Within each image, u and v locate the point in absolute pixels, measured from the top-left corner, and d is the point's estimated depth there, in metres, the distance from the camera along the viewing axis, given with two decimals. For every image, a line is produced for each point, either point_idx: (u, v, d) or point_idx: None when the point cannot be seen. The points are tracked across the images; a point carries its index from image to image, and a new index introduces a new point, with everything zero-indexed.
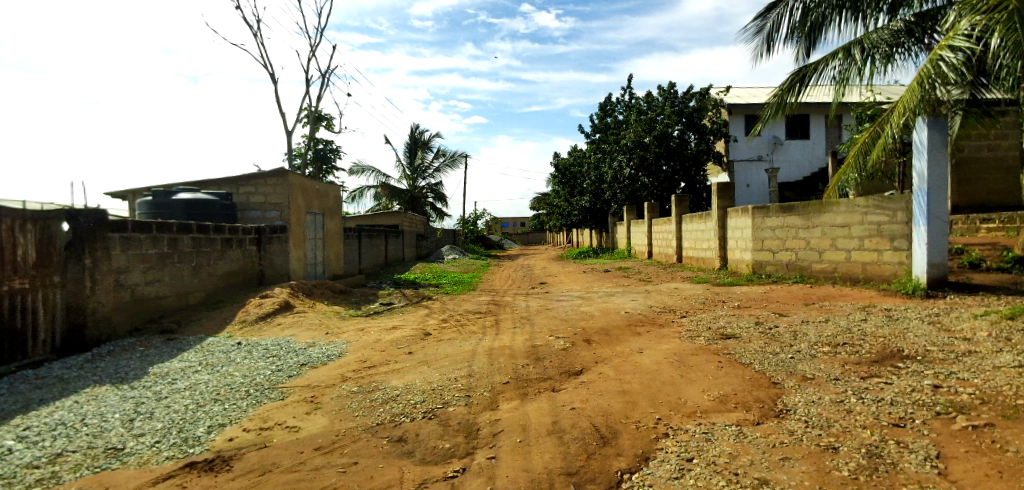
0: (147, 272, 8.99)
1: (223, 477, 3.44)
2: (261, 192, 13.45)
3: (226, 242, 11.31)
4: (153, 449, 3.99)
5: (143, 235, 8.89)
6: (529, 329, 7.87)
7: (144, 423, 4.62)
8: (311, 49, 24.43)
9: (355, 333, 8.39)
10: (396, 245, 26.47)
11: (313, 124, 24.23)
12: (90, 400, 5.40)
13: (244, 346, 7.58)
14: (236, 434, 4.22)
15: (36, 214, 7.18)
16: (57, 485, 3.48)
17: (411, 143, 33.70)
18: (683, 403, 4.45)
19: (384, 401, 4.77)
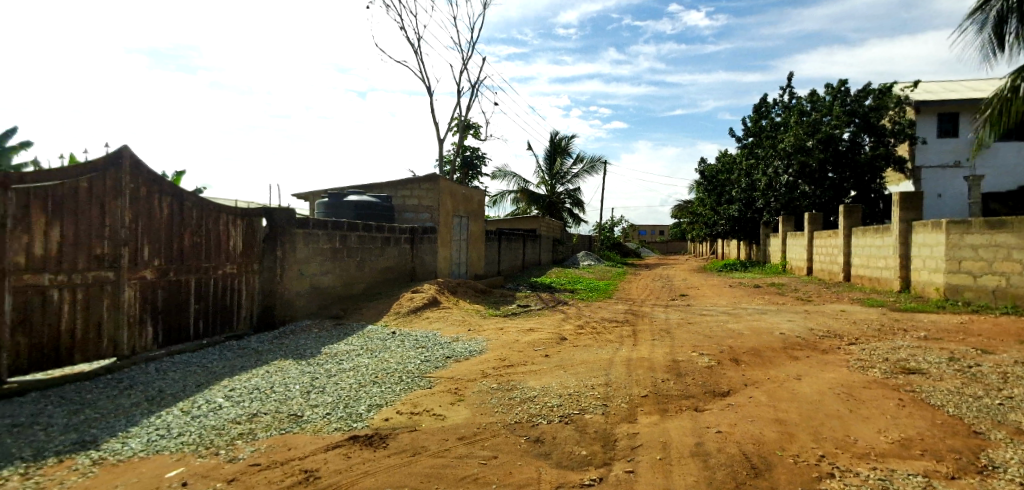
0: (323, 263, 10.29)
1: (380, 452, 3.79)
2: (416, 196, 14.66)
3: (385, 240, 12.51)
4: (324, 420, 4.54)
5: (321, 231, 10.18)
6: (669, 342, 7.54)
7: (318, 395, 5.29)
8: (464, 63, 26.16)
9: (495, 332, 8.75)
10: (534, 249, 27.12)
11: (463, 132, 25.86)
12: (277, 371, 6.33)
13: (397, 336, 8.31)
14: (390, 415, 4.63)
15: (244, 211, 8.59)
16: (253, 441, 4.12)
17: (551, 149, 34.25)
18: (853, 442, 3.92)
19: (522, 400, 4.90)
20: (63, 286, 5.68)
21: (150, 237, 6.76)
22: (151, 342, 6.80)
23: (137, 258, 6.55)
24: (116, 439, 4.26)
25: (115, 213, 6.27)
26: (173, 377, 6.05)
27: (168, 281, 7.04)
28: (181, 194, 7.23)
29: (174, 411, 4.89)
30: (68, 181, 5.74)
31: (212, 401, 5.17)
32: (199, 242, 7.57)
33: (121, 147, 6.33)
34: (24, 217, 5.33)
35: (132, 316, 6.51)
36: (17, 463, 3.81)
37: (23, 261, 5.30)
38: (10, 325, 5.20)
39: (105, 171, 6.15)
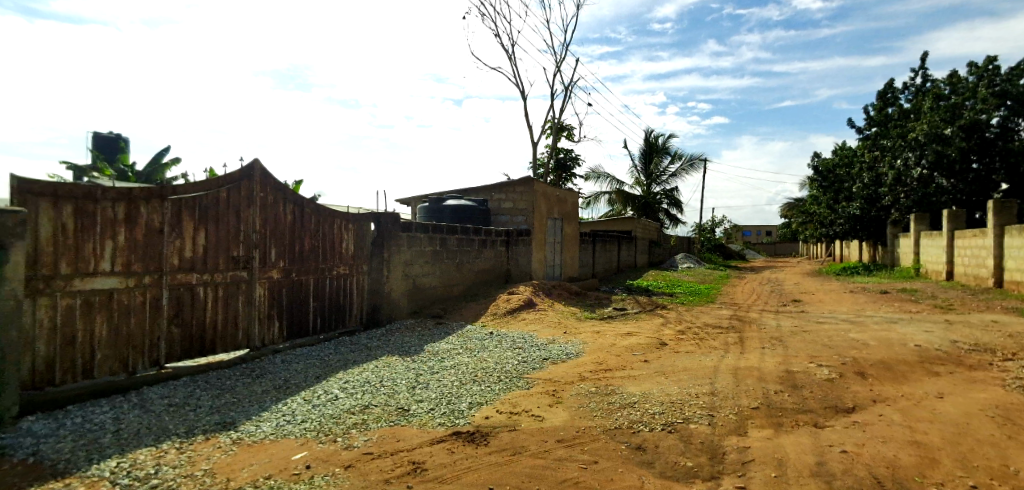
0: (424, 265, 10.77)
1: (482, 449, 3.89)
2: (511, 199, 14.92)
3: (482, 243, 12.84)
4: (429, 415, 4.75)
5: (423, 235, 10.66)
6: (781, 351, 7.01)
7: (422, 391, 5.54)
8: (557, 65, 26.21)
9: (592, 335, 8.65)
10: (629, 251, 26.52)
11: (556, 134, 25.92)
12: (385, 366, 6.72)
13: (495, 336, 8.50)
14: (491, 413, 4.74)
15: (354, 216, 9.21)
16: (366, 431, 4.40)
17: (647, 149, 33.26)
18: (1013, 474, 3.39)
19: (621, 406, 4.79)
20: (207, 284, 6.46)
21: (276, 241, 7.48)
22: (278, 335, 7.53)
23: (266, 260, 7.27)
24: (251, 422, 4.76)
25: (248, 220, 7.00)
26: (296, 368, 6.65)
27: (291, 281, 7.74)
28: (301, 201, 7.91)
29: (297, 400, 5.37)
30: (211, 191, 6.50)
31: (329, 392, 5.60)
32: (316, 245, 8.24)
33: (252, 160, 7.05)
34: (178, 223, 6.11)
35: (262, 312, 7.24)
36: (173, 438, 4.39)
37: (177, 262, 6.09)
38: (167, 317, 5.99)
39: (239, 182, 6.88)
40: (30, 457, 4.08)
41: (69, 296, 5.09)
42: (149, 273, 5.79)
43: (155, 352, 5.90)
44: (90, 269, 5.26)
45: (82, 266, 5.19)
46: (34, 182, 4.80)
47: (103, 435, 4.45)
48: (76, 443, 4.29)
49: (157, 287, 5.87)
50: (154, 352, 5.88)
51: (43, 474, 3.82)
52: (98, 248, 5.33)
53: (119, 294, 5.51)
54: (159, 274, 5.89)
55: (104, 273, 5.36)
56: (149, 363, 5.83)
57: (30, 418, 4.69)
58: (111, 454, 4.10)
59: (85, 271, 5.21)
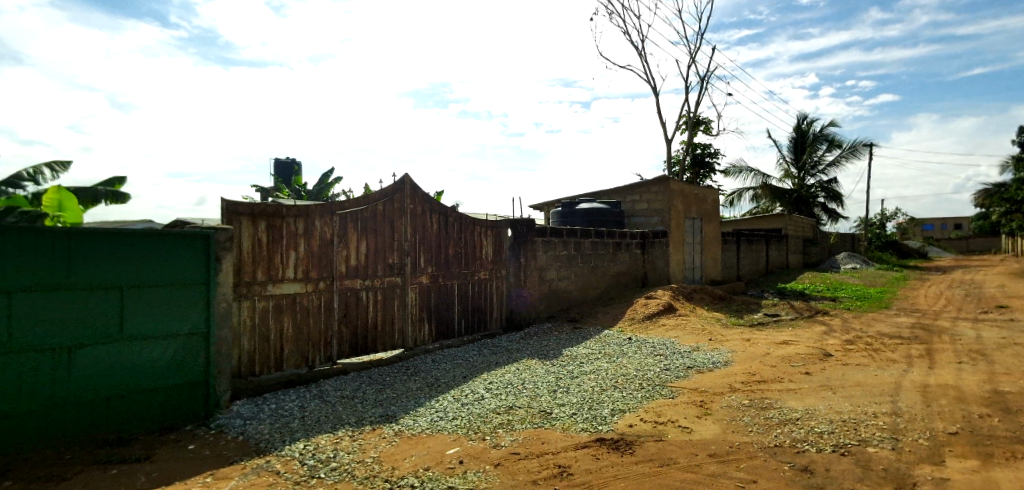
0: (560, 269, 10.88)
1: (628, 458, 3.81)
2: (646, 200, 14.50)
3: (617, 246, 12.63)
4: (572, 419, 4.77)
5: (558, 239, 10.78)
6: (986, 368, 5.89)
7: (563, 395, 5.59)
8: (691, 57, 24.94)
9: (741, 343, 8.05)
10: (779, 251, 24.24)
11: (692, 130, 24.65)
12: (526, 369, 6.91)
13: (635, 342, 8.29)
14: (635, 422, 4.63)
15: (493, 223, 9.62)
16: (512, 431, 4.56)
17: (798, 138, 30.23)
18: None
19: (781, 422, 4.38)
20: (369, 289, 7.19)
21: (425, 248, 8.08)
22: (428, 337, 8.13)
23: (416, 267, 7.90)
24: (409, 416, 5.19)
25: (400, 230, 7.66)
26: (445, 367, 7.12)
27: (438, 286, 8.31)
28: (446, 211, 8.45)
29: (448, 398, 5.73)
30: (370, 205, 7.23)
31: (476, 392, 5.89)
32: (459, 252, 8.75)
33: (403, 175, 7.70)
34: (344, 235, 6.89)
35: (414, 315, 7.87)
36: (346, 427, 4.95)
37: (344, 270, 6.87)
38: (338, 319, 6.79)
39: (393, 196, 7.56)
40: (240, 435, 4.89)
41: (264, 299, 6.00)
42: (323, 279, 6.61)
43: (329, 349, 6.71)
44: (279, 276, 6.14)
45: (272, 274, 6.09)
46: (238, 204, 5.74)
47: (292, 420, 5.16)
48: (273, 425, 5.04)
49: (329, 292, 6.68)
50: (328, 349, 6.69)
51: (251, 450, 4.54)
52: (285, 258, 6.21)
53: (301, 298, 6.36)
54: (331, 280, 6.69)
55: (289, 280, 6.23)
56: (324, 359, 6.65)
57: (239, 402, 5.61)
58: (299, 437, 4.74)
59: (275, 278, 6.10)
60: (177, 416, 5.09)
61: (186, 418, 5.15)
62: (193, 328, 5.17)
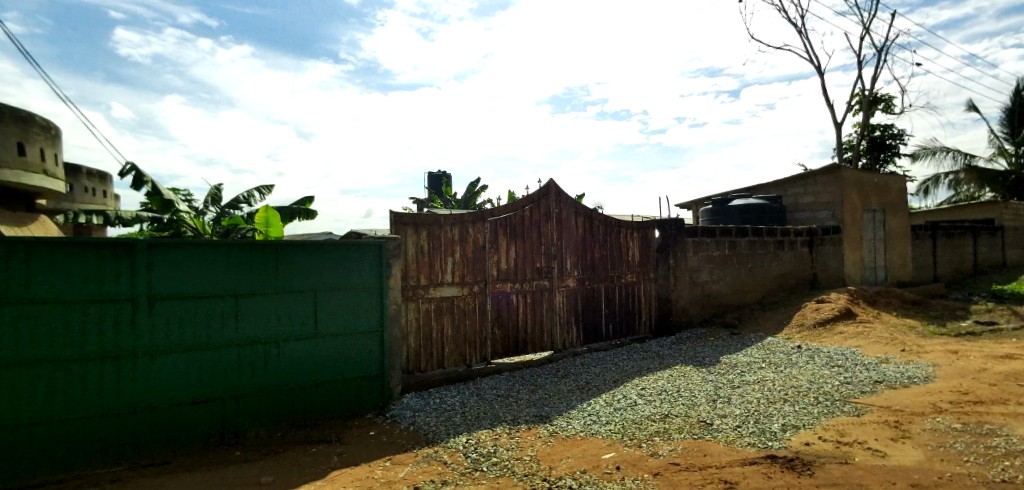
0: (713, 271, 10.23)
1: (807, 480, 3.44)
2: (812, 192, 13.00)
3: (779, 245, 11.51)
4: (736, 432, 4.45)
5: (711, 239, 10.14)
6: None
7: (725, 406, 5.24)
8: (865, 26, 21.87)
9: (945, 355, 6.82)
10: (992, 245, 20.11)
11: (868, 109, 21.56)
12: (680, 376, 6.61)
13: (806, 351, 7.47)
14: (812, 440, 4.16)
15: (640, 224, 9.37)
16: (669, 440, 4.38)
17: (1014, 108, 24.96)
18: None
19: (1010, 453, 3.62)
20: (519, 292, 7.45)
21: (571, 252, 8.15)
22: (576, 340, 8.19)
23: (563, 270, 8.01)
24: (562, 418, 5.26)
25: (547, 234, 7.83)
26: (595, 371, 7.12)
27: (585, 289, 8.33)
28: (591, 214, 8.44)
29: (600, 402, 5.72)
30: (518, 211, 7.50)
31: (629, 397, 5.82)
32: (605, 255, 8.68)
33: (548, 180, 7.86)
34: (495, 241, 7.23)
35: (562, 318, 7.98)
36: (504, 424, 5.19)
37: (496, 274, 7.21)
38: (492, 320, 7.14)
39: (539, 201, 7.75)
40: (411, 425, 5.38)
41: (427, 302, 6.54)
42: (477, 283, 7.00)
43: (484, 349, 7.08)
44: (439, 281, 6.65)
45: (433, 278, 6.61)
46: (403, 215, 6.34)
47: (455, 414, 5.55)
48: (438, 418, 5.47)
49: (483, 295, 7.06)
50: (483, 349, 7.07)
51: (421, 440, 4.98)
52: (443, 264, 6.70)
53: (458, 300, 6.81)
54: (484, 283, 7.07)
55: (447, 284, 6.71)
56: (480, 358, 7.04)
57: (409, 395, 6.18)
58: (462, 431, 5.08)
59: (436, 282, 6.61)
60: (359, 405, 5.76)
61: (366, 407, 5.81)
62: (368, 327, 5.79)
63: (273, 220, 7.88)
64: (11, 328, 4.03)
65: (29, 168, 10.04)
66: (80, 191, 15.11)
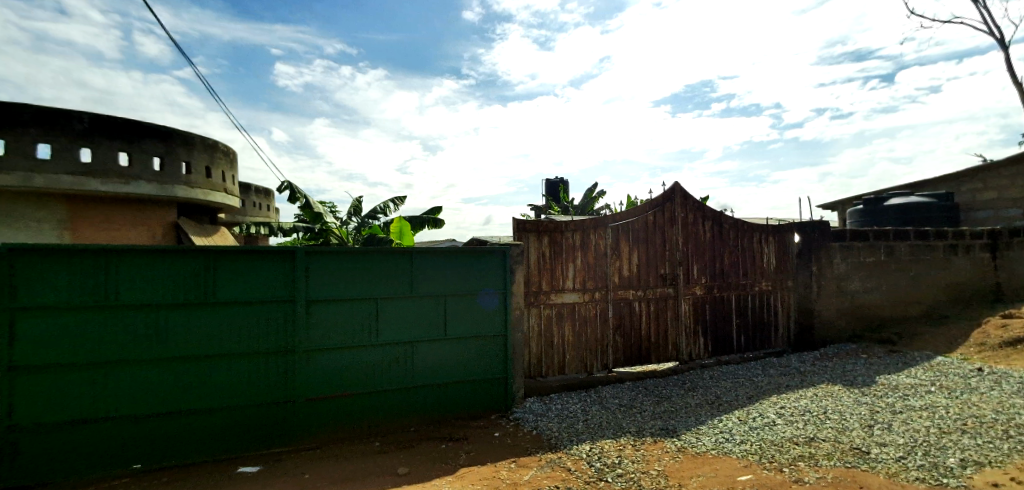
0: (866, 279, 9.10)
1: None
2: (995, 187, 11.04)
3: (950, 249, 9.93)
4: (899, 464, 3.93)
5: (862, 243, 9.04)
6: None
7: (884, 433, 4.64)
8: None
9: None
10: None
11: None
12: (826, 397, 6.01)
13: (989, 374, 6.35)
14: (1001, 481, 3.55)
15: (777, 227, 8.63)
16: (816, 467, 3.97)
17: None
18: None
19: None
20: (642, 299, 7.24)
21: (698, 258, 7.75)
22: (704, 351, 7.76)
23: (689, 277, 7.64)
24: (691, 433, 5.08)
25: (672, 240, 7.53)
26: (725, 386, 6.70)
27: (713, 297, 7.87)
28: (720, 218, 7.95)
29: (733, 419, 5.44)
30: (640, 216, 7.31)
31: (766, 416, 5.48)
32: (736, 261, 8.13)
33: (672, 184, 7.56)
34: (617, 247, 7.11)
35: (688, 327, 7.61)
36: (628, 435, 5.09)
37: (618, 280, 7.08)
38: (613, 328, 7.02)
39: (663, 206, 7.49)
40: (534, 429, 5.46)
41: (549, 307, 6.60)
42: (598, 290, 6.93)
43: (605, 357, 6.98)
44: (560, 287, 6.69)
45: (555, 284, 6.66)
46: (526, 222, 6.48)
47: (577, 422, 5.54)
48: (561, 424, 5.49)
49: (604, 302, 6.97)
50: (604, 357, 6.97)
51: (544, 444, 5.04)
52: (565, 270, 6.73)
53: (579, 307, 6.80)
54: (605, 290, 6.98)
55: (569, 290, 6.73)
56: (601, 366, 6.95)
57: (531, 399, 6.29)
58: (585, 439, 5.06)
59: (557, 288, 6.66)
60: (484, 406, 5.97)
61: (491, 409, 6.01)
62: (494, 331, 6.01)
63: (406, 228, 8.49)
64: (203, 323, 4.78)
65: (214, 187, 11.88)
66: (250, 206, 17.55)
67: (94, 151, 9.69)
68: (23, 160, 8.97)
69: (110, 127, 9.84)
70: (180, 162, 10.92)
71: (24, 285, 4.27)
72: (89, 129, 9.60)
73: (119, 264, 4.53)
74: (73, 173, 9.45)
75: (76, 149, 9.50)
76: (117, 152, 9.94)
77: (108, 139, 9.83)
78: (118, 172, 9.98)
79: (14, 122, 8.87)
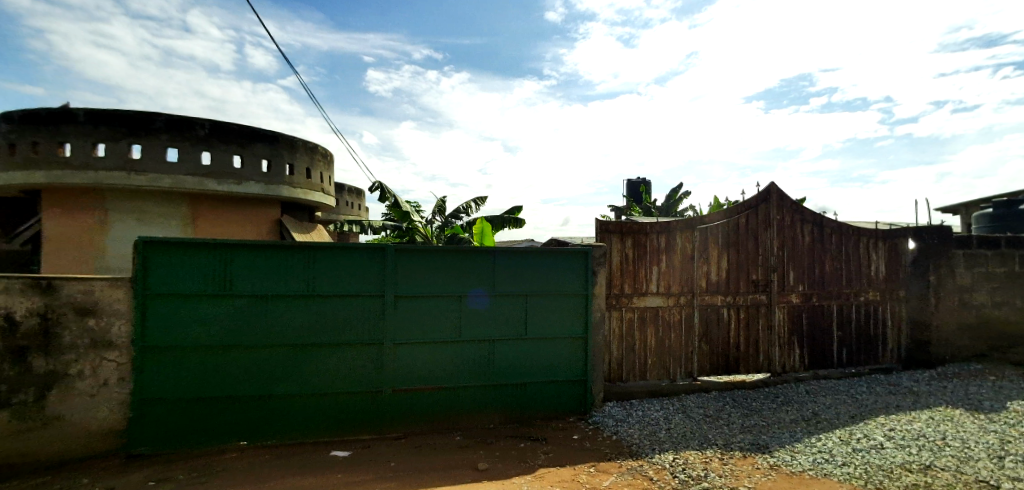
0: (996, 292, 8.08)
1: None
2: None
3: None
4: None
5: (992, 252, 8.04)
6: None
7: (1018, 466, 4.26)
8: None
9: None
10: None
11: None
12: (944, 420, 5.52)
13: None
14: None
15: (888, 232, 7.87)
16: None
17: None
18: None
19: None
20: (731, 306, 6.89)
21: (795, 264, 7.25)
22: (799, 363, 7.25)
23: (784, 284, 7.17)
24: (785, 450, 4.80)
25: (766, 244, 7.10)
26: (824, 402, 6.22)
27: (811, 306, 7.33)
28: (821, 221, 7.38)
29: (834, 438, 5.08)
30: (732, 218, 6.96)
31: (873, 437, 5.07)
32: (839, 268, 7.51)
33: (768, 184, 7.13)
34: (705, 250, 6.80)
35: (782, 338, 7.14)
36: (715, 447, 4.90)
37: (705, 285, 6.78)
38: (699, 335, 6.72)
39: (757, 207, 7.07)
40: (614, 435, 5.37)
41: (631, 311, 6.45)
42: (684, 294, 6.67)
43: (690, 365, 6.70)
44: (644, 290, 6.51)
45: (638, 287, 6.49)
46: (609, 223, 6.37)
47: (660, 430, 5.37)
48: (642, 431, 5.35)
49: (690, 307, 6.70)
50: (689, 364, 6.69)
51: (625, 451, 4.95)
52: (649, 273, 6.54)
53: (663, 311, 6.58)
54: (691, 295, 6.70)
55: (652, 293, 6.53)
56: (685, 374, 6.68)
57: (610, 403, 6.18)
58: (669, 448, 4.92)
59: (640, 292, 6.49)
60: (563, 408, 5.94)
61: (569, 411, 5.96)
62: (574, 333, 5.97)
63: (487, 228, 8.63)
64: (302, 313, 5.13)
65: (313, 187, 12.73)
66: (343, 205, 18.67)
67: (212, 154, 10.71)
68: (155, 163, 10.22)
69: (227, 133, 10.82)
70: (284, 164, 11.79)
71: (156, 274, 4.80)
72: (209, 135, 10.63)
73: (232, 257, 4.97)
74: (195, 174, 10.53)
75: (198, 153, 10.56)
76: (231, 155, 10.92)
77: (225, 143, 10.82)
78: (232, 174, 10.96)
79: (149, 130, 10.15)
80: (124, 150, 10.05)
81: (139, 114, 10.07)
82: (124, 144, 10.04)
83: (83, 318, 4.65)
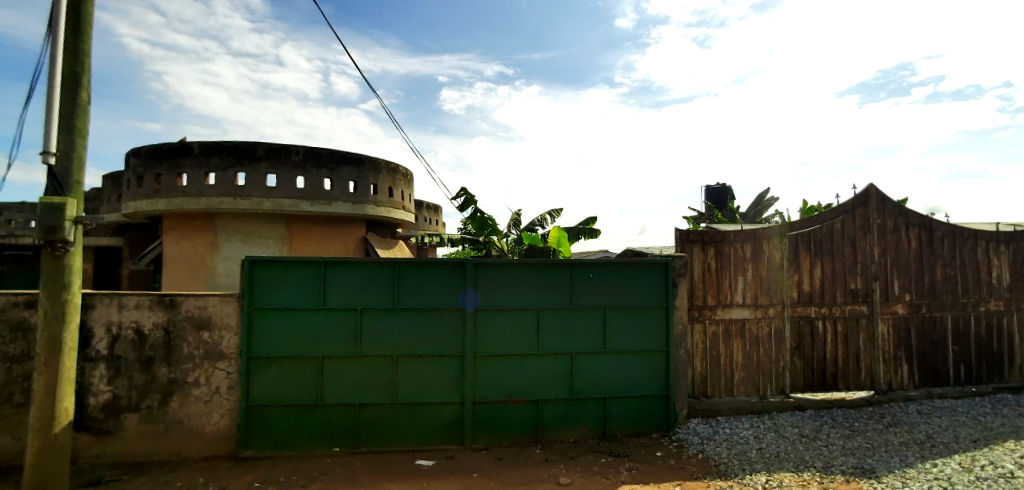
0: None
1: None
2: None
3: None
4: None
5: None
6: None
7: None
8: None
9: None
10: None
11: None
12: None
13: None
14: None
15: (1012, 235, 7.08)
16: None
17: None
18: None
19: None
20: (827, 318, 6.44)
21: (900, 272, 6.66)
22: (908, 380, 6.63)
23: (888, 294, 6.61)
24: (895, 475, 4.41)
25: (865, 251, 6.59)
26: (940, 424, 5.64)
27: (921, 318, 6.69)
28: (930, 225, 6.76)
29: (953, 464, 4.60)
30: (825, 224, 6.53)
31: (1001, 465, 4.53)
32: (953, 275, 6.82)
33: (867, 185, 6.64)
34: (795, 259, 6.42)
35: (887, 352, 6.57)
36: (812, 470, 4.61)
37: (797, 296, 6.40)
38: (791, 349, 6.33)
39: (853, 211, 6.60)
40: (700, 453, 5.17)
41: (715, 324, 6.20)
42: (773, 306, 6.32)
43: (782, 381, 6.31)
44: (728, 302, 6.24)
45: (722, 298, 6.24)
46: (690, 233, 6.18)
47: (750, 449, 5.10)
48: (731, 450, 5.11)
49: (780, 320, 6.33)
50: (781, 380, 6.30)
51: (712, 470, 4.75)
52: (733, 284, 6.27)
53: (750, 324, 6.27)
54: (781, 306, 6.34)
55: (737, 305, 6.25)
56: (776, 391, 6.29)
57: (695, 420, 5.95)
58: (760, 469, 4.68)
59: (724, 303, 6.23)
60: (646, 424, 5.80)
61: (653, 428, 5.82)
62: (655, 346, 5.84)
63: (563, 239, 8.66)
64: (390, 326, 5.41)
65: (395, 204, 13.34)
66: (422, 221, 19.43)
67: (306, 178, 11.54)
68: (257, 188, 11.18)
69: (318, 158, 11.62)
70: (369, 184, 12.46)
71: (261, 290, 5.25)
72: (303, 160, 11.46)
73: (326, 274, 5.34)
74: (290, 196, 11.37)
75: (293, 178, 11.42)
76: (322, 178, 11.70)
77: (317, 167, 11.62)
78: (323, 195, 11.72)
79: (252, 158, 11.12)
80: (230, 177, 11.08)
81: (243, 144, 11.07)
82: (231, 172, 11.08)
83: (199, 331, 5.17)
